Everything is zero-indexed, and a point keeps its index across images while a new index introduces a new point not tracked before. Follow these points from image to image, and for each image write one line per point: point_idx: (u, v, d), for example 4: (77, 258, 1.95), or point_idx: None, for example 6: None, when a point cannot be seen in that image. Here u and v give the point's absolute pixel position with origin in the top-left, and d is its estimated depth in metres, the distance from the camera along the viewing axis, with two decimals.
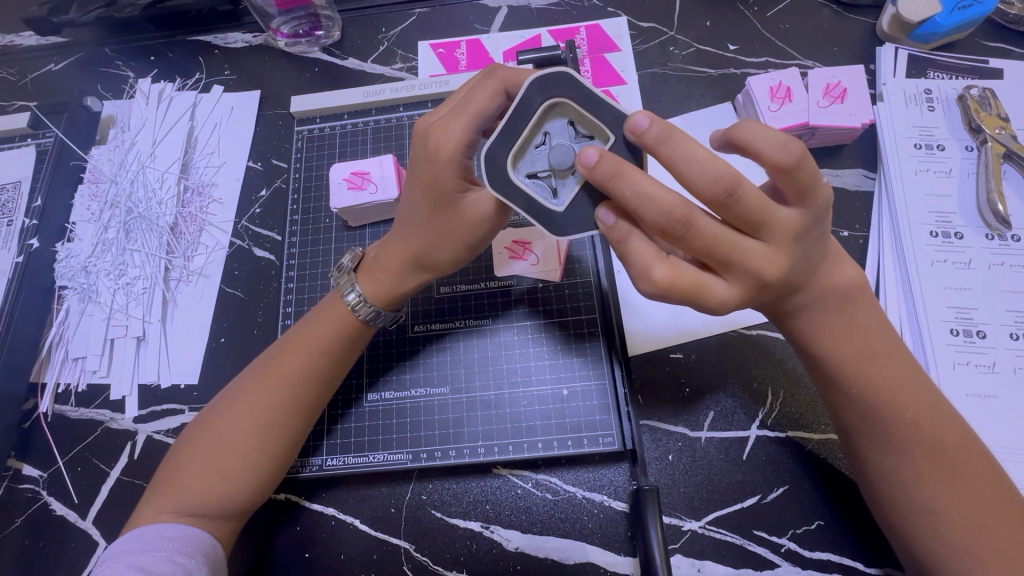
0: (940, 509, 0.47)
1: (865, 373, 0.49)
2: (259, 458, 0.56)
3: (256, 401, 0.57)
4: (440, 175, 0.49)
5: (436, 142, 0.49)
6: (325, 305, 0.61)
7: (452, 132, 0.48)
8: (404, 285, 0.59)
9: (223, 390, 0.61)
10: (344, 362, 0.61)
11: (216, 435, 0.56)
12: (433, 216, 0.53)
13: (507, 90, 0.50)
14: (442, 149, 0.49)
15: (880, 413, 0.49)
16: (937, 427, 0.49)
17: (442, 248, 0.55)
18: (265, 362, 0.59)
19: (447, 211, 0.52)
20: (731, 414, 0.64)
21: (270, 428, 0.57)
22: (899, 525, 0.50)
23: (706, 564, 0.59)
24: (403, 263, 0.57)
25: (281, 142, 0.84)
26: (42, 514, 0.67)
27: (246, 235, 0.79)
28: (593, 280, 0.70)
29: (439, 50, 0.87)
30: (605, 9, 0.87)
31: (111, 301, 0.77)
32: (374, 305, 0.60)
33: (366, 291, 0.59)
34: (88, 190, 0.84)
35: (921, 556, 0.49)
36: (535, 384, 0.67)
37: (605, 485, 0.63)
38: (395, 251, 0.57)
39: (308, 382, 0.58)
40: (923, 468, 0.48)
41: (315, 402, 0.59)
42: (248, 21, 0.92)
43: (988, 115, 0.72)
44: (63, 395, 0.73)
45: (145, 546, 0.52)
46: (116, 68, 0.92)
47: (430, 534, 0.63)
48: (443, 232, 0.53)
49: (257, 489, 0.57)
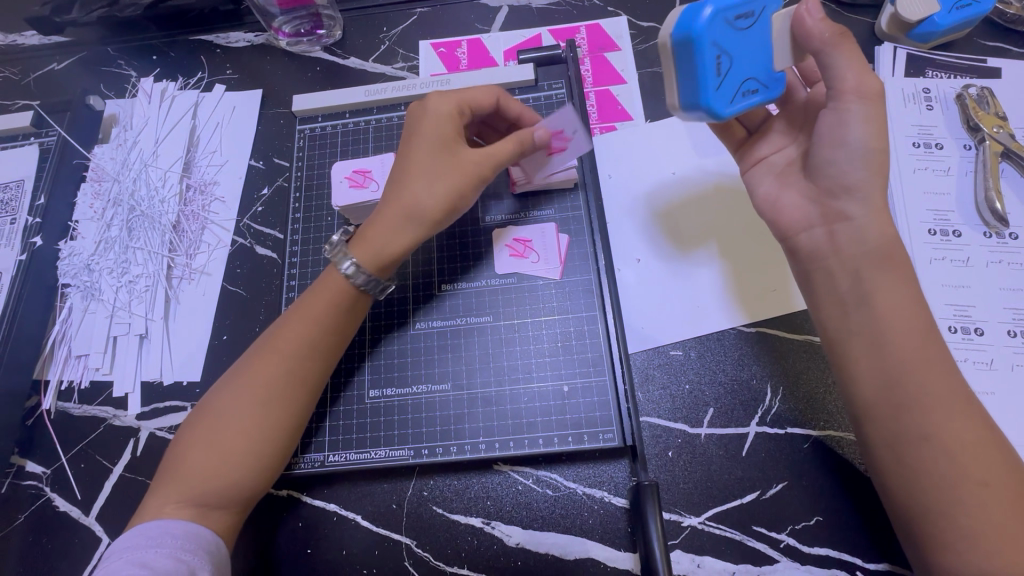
0: (990, 482, 0.46)
1: (904, 336, 0.51)
2: (264, 431, 0.56)
3: (261, 378, 0.57)
4: (440, 126, 0.62)
5: (432, 108, 0.63)
6: (323, 280, 0.62)
7: (446, 100, 0.64)
8: (399, 245, 0.60)
9: (222, 375, 0.61)
10: (344, 336, 0.62)
11: (219, 415, 0.57)
12: (436, 162, 0.61)
13: (498, 100, 0.66)
14: (438, 112, 0.63)
15: (921, 376, 0.49)
16: (961, 426, 0.48)
17: (434, 192, 0.60)
18: (265, 340, 0.60)
19: (441, 151, 0.61)
20: (730, 411, 0.64)
21: (272, 404, 0.57)
22: (927, 505, 0.48)
23: (706, 559, 0.60)
24: (400, 214, 0.60)
25: (283, 141, 0.85)
26: (46, 511, 0.68)
27: (248, 233, 0.80)
28: (594, 276, 0.70)
29: (440, 50, 0.88)
30: (604, 9, 0.87)
31: (114, 298, 0.78)
32: (367, 272, 0.60)
33: (360, 257, 0.60)
34: (91, 189, 0.84)
35: (958, 541, 0.46)
36: (535, 380, 0.67)
37: (606, 480, 0.63)
38: (392, 207, 0.60)
39: (309, 356, 0.59)
40: (967, 436, 0.47)
41: (319, 377, 0.60)
42: (250, 21, 0.93)
43: (987, 113, 0.73)
44: (65, 392, 0.74)
45: (148, 542, 0.52)
46: (117, 68, 0.93)
47: (431, 530, 0.63)
48: (439, 177, 0.60)
49: (261, 471, 0.57)
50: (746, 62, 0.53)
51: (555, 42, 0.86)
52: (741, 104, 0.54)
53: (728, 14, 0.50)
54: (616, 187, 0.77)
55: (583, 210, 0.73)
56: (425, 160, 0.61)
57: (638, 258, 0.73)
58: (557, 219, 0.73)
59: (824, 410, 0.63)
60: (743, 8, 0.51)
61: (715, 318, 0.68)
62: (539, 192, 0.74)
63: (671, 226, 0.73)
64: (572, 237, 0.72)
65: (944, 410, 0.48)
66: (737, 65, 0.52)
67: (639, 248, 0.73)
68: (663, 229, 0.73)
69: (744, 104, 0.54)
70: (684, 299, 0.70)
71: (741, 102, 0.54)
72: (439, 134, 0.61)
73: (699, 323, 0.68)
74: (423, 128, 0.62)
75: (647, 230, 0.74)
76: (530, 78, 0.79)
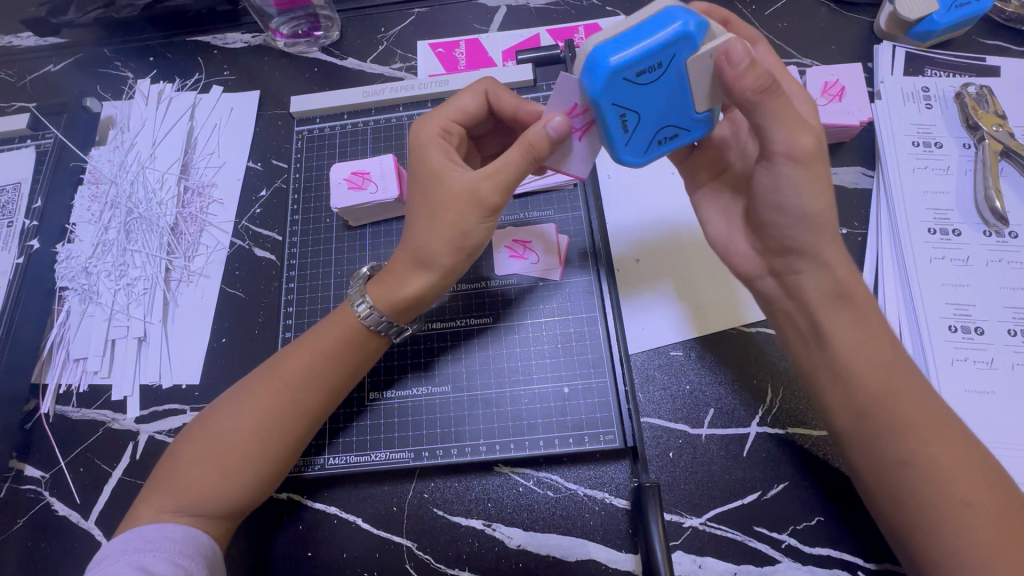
0: (973, 501, 0.46)
1: (874, 361, 0.51)
2: (262, 454, 0.56)
3: (262, 402, 0.57)
4: (427, 159, 0.57)
5: (420, 141, 0.59)
6: (338, 313, 0.62)
7: (432, 128, 0.59)
8: (414, 288, 0.58)
9: (229, 389, 0.61)
10: (354, 372, 0.61)
11: (219, 434, 0.57)
12: (433, 199, 0.56)
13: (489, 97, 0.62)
14: (425, 144, 0.58)
15: (895, 401, 0.49)
16: (939, 447, 0.48)
17: (438, 231, 0.55)
18: (272, 364, 0.60)
19: (431, 187, 0.56)
20: (732, 411, 0.64)
21: (272, 429, 0.57)
22: (918, 525, 0.48)
23: (707, 560, 0.60)
24: (409, 259, 0.57)
25: (280, 142, 0.84)
26: (45, 515, 0.68)
27: (247, 235, 0.80)
28: (594, 278, 0.70)
29: (438, 50, 0.88)
30: (603, 8, 0.87)
31: (112, 301, 0.77)
32: (380, 312, 0.59)
33: (374, 297, 0.59)
34: (88, 191, 0.84)
35: (946, 561, 0.46)
36: (536, 382, 0.67)
37: (607, 482, 0.63)
38: (403, 252, 0.58)
39: (312, 388, 0.58)
40: (947, 456, 0.48)
41: (321, 408, 0.59)
42: (247, 22, 0.92)
43: (986, 112, 0.73)
44: (64, 396, 0.74)
45: (146, 545, 0.52)
46: (114, 69, 0.92)
47: (432, 532, 0.63)
48: (438, 213, 0.55)
49: (257, 489, 0.56)
50: (659, 110, 0.49)
51: (553, 41, 0.86)
52: (653, 152, 0.52)
53: (625, 73, 0.45)
54: (616, 187, 0.77)
55: (583, 212, 0.74)
56: (423, 200, 0.57)
57: (637, 259, 0.72)
58: (556, 220, 0.73)
59: None
60: (648, 60, 0.45)
61: (716, 319, 0.68)
62: (540, 193, 0.75)
63: (670, 227, 0.73)
64: (572, 239, 0.73)
65: (921, 431, 0.48)
66: (645, 118, 0.49)
67: (638, 249, 0.73)
68: (662, 230, 0.73)
69: (659, 152, 0.52)
70: (683, 301, 0.70)
71: (654, 151, 0.52)
72: (426, 168, 0.57)
73: (695, 325, 0.68)
74: (416, 167, 0.58)
75: (646, 232, 0.74)
76: (528, 79, 0.79)
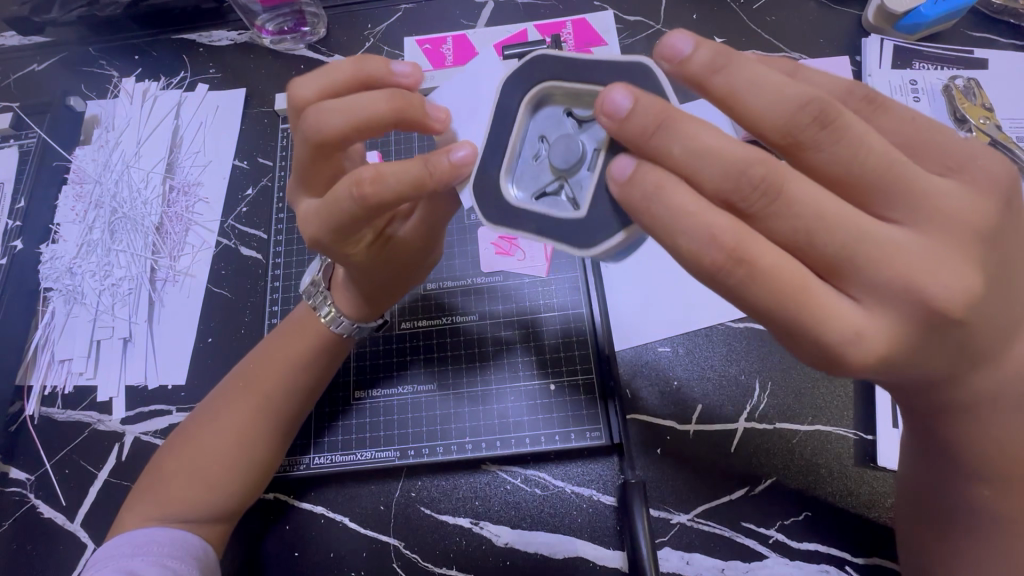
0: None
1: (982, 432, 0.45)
2: (246, 458, 0.57)
3: (241, 411, 0.58)
4: (343, 250, 0.51)
5: (322, 238, 0.50)
6: (300, 321, 0.62)
7: (323, 224, 0.48)
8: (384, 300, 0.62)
9: (203, 402, 0.62)
10: (328, 370, 0.62)
11: (201, 444, 0.57)
12: (384, 268, 0.56)
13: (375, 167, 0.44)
14: (331, 242, 0.50)
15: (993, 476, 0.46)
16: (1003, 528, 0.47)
17: (399, 276, 0.60)
18: (244, 373, 0.60)
19: (376, 265, 0.55)
20: (719, 408, 0.64)
21: (254, 436, 0.58)
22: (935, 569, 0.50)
23: (694, 556, 0.59)
24: (380, 292, 0.59)
25: (265, 140, 0.84)
26: (30, 517, 0.67)
27: (233, 234, 0.79)
28: (580, 273, 0.71)
29: (425, 45, 0.87)
30: (591, 3, 0.87)
31: (97, 302, 0.77)
32: (356, 320, 0.61)
33: (340, 307, 0.60)
34: (72, 192, 0.83)
35: None
36: (522, 379, 0.67)
37: (595, 479, 0.63)
38: (371, 285, 0.58)
39: (290, 391, 0.59)
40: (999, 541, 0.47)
41: (299, 409, 0.60)
42: (232, 19, 0.91)
43: (973, 105, 0.72)
44: (49, 397, 0.73)
45: (135, 550, 0.52)
46: (99, 68, 0.91)
47: (419, 531, 0.63)
48: (397, 272, 0.58)
49: (243, 494, 0.57)
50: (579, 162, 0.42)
51: (541, 36, 0.85)
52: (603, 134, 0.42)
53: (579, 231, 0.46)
54: None
55: None
56: (374, 271, 0.56)
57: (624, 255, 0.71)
58: None
59: (812, 403, 0.63)
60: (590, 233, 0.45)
61: (703, 314, 0.68)
62: None
63: None
64: None
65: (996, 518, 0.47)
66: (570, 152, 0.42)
67: None
68: None
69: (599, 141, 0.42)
70: (672, 295, 0.69)
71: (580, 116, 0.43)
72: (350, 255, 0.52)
73: (681, 322, 0.68)
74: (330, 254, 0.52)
75: None
76: None
